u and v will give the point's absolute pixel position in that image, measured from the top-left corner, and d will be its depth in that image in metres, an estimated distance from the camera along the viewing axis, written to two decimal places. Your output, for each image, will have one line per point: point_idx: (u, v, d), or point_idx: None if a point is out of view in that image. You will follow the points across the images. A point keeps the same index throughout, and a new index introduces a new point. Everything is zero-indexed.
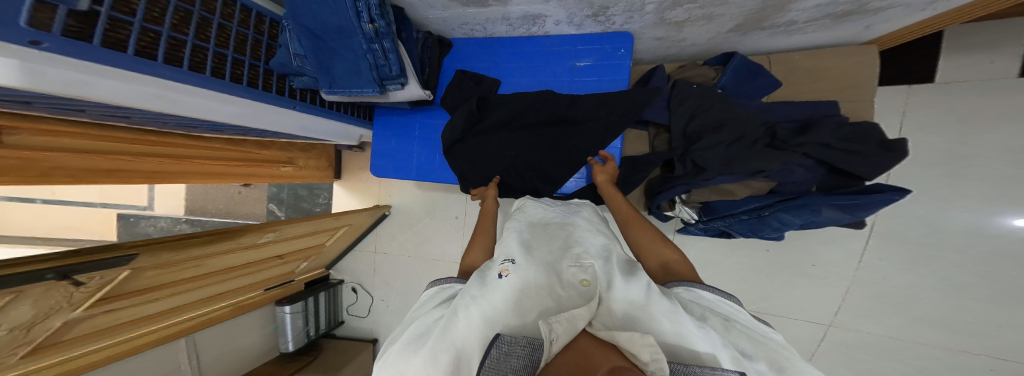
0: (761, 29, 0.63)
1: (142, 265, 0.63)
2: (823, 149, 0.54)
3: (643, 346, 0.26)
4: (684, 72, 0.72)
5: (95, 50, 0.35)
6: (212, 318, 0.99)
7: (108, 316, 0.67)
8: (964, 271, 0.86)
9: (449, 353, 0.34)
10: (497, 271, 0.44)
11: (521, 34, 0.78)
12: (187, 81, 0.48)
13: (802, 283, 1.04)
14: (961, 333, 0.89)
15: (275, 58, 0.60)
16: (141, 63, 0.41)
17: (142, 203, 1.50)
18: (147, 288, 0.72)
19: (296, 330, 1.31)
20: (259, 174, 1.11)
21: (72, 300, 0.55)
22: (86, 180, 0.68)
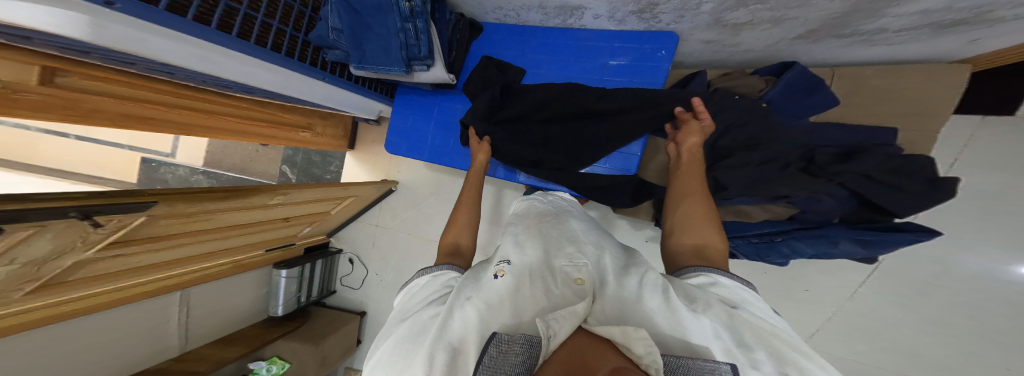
0: (839, 36, 0.58)
1: (158, 213, 0.64)
2: (861, 180, 0.50)
3: (637, 339, 0.24)
4: (728, 81, 0.69)
5: (156, 13, 0.37)
6: (209, 275, 1.02)
7: (112, 261, 0.66)
8: (980, 325, 0.82)
9: (447, 353, 0.34)
10: (493, 273, 0.44)
11: (556, 24, 0.76)
12: (235, 47, 0.49)
13: (797, 310, 1.01)
14: None
15: (314, 31, 0.61)
16: (193, 26, 0.42)
17: (166, 150, 1.54)
18: (156, 237, 0.71)
19: (288, 295, 1.36)
20: (278, 137, 1.12)
21: (87, 239, 0.55)
22: (122, 125, 0.68)
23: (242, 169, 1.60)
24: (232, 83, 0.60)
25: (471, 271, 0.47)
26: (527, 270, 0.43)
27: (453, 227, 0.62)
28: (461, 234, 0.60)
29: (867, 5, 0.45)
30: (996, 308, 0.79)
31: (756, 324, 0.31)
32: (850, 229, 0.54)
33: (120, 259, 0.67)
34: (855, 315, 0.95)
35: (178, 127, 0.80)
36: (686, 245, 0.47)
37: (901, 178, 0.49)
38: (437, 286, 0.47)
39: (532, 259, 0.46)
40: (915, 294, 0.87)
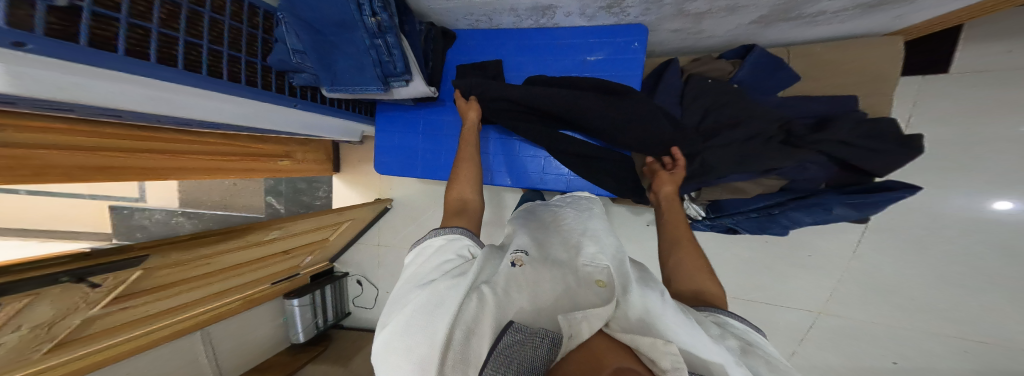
0: (787, 19, 0.60)
1: (152, 265, 0.66)
2: (839, 146, 0.52)
3: (665, 353, 0.27)
4: (699, 65, 0.70)
5: (90, 54, 0.32)
6: (223, 312, 1.04)
7: (122, 313, 0.69)
8: (968, 267, 0.85)
9: (463, 332, 0.33)
10: (510, 260, 0.46)
11: (530, 25, 0.75)
12: (184, 82, 0.45)
13: (797, 273, 1.04)
14: (964, 325, 0.89)
15: (274, 55, 0.57)
16: (147, 65, 0.39)
17: (134, 195, 1.44)
18: (159, 286, 0.74)
19: (306, 322, 1.37)
20: (257, 169, 1.09)
21: (88, 299, 0.57)
22: (79, 178, 0.65)
23: (225, 206, 1.53)
24: (190, 121, 0.57)
25: (489, 253, 0.48)
26: (544, 265, 0.45)
27: (459, 179, 0.62)
28: (466, 189, 0.60)
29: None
30: (988, 253, 0.83)
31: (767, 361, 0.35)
32: (840, 194, 0.53)
33: (127, 311, 0.70)
34: (857, 275, 0.97)
35: (143, 172, 0.77)
36: (685, 291, 0.49)
37: (875, 140, 0.50)
38: (453, 252, 0.46)
39: (553, 260, 0.48)
40: (906, 248, 0.90)
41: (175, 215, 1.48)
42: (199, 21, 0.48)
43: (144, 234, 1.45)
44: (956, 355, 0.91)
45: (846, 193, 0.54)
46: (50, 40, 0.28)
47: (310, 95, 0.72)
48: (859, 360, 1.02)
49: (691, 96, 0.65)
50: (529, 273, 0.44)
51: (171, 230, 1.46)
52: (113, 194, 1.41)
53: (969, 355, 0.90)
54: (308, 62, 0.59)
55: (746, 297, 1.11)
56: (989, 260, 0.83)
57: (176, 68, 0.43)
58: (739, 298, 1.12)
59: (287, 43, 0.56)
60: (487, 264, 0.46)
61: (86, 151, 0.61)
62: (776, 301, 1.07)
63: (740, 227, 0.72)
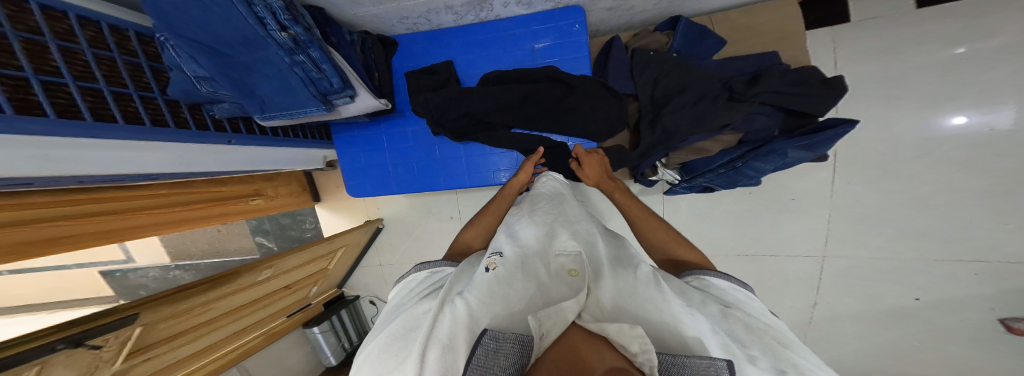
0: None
1: (149, 321, 0.67)
2: (773, 96, 0.52)
3: (632, 337, 0.25)
4: (638, 40, 0.67)
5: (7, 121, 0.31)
6: (250, 348, 1.12)
7: (151, 362, 0.76)
8: (953, 191, 0.83)
9: (437, 350, 0.30)
10: (485, 265, 0.43)
11: (472, 20, 0.73)
12: (69, 133, 0.37)
13: (792, 219, 1.03)
14: (966, 248, 0.86)
15: (174, 85, 0.50)
16: (68, 123, 0.37)
17: (120, 256, 1.28)
18: (170, 336, 0.78)
19: (332, 347, 1.39)
20: (226, 212, 1.07)
21: (104, 357, 0.61)
22: (32, 253, 0.62)
23: (218, 252, 1.44)
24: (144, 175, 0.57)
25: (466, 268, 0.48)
26: (519, 261, 0.43)
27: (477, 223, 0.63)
28: (479, 233, 0.62)
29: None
30: (950, 170, 0.82)
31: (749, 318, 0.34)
32: (791, 137, 0.51)
33: (154, 360, 0.76)
34: (850, 215, 0.97)
35: (102, 235, 0.75)
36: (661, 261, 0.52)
37: (807, 85, 0.50)
38: (433, 282, 0.46)
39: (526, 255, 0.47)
40: (872, 183, 0.91)
41: (170, 269, 1.37)
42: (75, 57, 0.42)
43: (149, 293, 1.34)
44: (962, 278, 0.87)
45: (800, 133, 0.53)
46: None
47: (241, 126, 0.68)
48: (872, 299, 1.00)
49: (639, 68, 0.63)
50: (503, 275, 0.40)
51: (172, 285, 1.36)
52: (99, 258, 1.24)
53: (979, 278, 0.85)
54: (220, 89, 0.50)
55: (750, 251, 1.11)
56: (967, 179, 0.81)
57: (84, 121, 0.40)
58: (743, 253, 1.12)
59: (187, 72, 0.47)
60: (459, 276, 0.45)
61: (27, 226, 0.58)
62: (778, 252, 1.08)
63: (714, 184, 0.67)
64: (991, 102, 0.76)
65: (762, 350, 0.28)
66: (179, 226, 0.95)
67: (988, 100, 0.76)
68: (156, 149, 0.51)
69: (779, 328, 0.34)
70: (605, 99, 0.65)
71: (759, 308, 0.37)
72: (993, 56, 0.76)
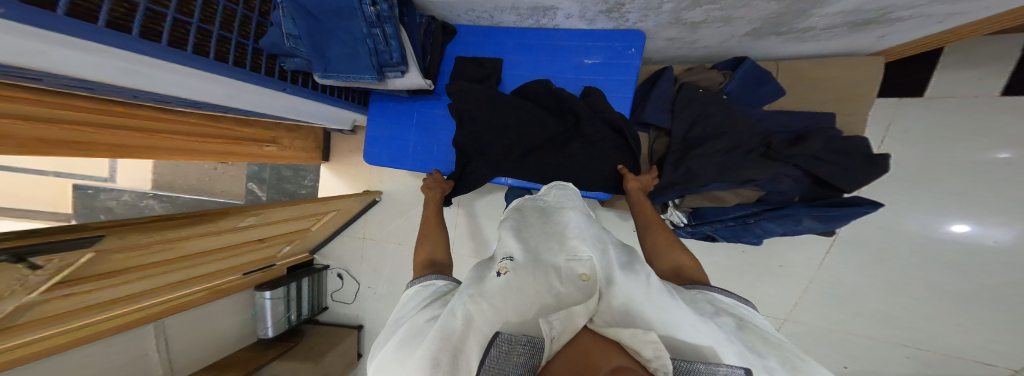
0: (777, 34, 0.61)
1: (109, 248, 0.57)
2: (812, 161, 0.54)
3: (646, 343, 0.27)
4: (692, 75, 0.72)
5: (92, 33, 0.30)
6: (186, 303, 0.99)
7: (69, 299, 0.60)
8: (920, 280, 0.92)
9: (448, 353, 0.34)
10: (497, 270, 0.46)
11: (530, 25, 0.77)
12: (172, 60, 0.40)
13: (768, 281, 1.10)
14: (907, 329, 0.97)
15: (267, 37, 0.54)
16: (163, 50, 0.38)
17: (103, 175, 1.39)
18: (111, 273, 0.65)
19: (276, 316, 1.31)
20: (237, 152, 1.06)
21: (26, 285, 0.48)
22: (43, 152, 0.61)
23: (202, 189, 1.49)
24: (170, 98, 0.54)
25: (477, 272, 0.49)
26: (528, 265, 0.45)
27: (422, 246, 0.64)
28: (437, 251, 0.62)
29: (801, 4, 0.48)
30: (926, 263, 0.91)
31: (761, 335, 0.37)
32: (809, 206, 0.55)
33: (72, 298, 0.61)
34: (823, 284, 1.04)
35: (114, 150, 0.74)
36: (665, 270, 0.55)
37: (843, 157, 0.53)
38: (432, 293, 0.48)
39: (536, 259, 0.47)
40: (861, 264, 0.99)
41: (145, 197, 1.43)
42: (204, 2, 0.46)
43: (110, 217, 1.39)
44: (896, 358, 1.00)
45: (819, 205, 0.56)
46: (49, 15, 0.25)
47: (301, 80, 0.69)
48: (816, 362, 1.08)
49: (680, 106, 0.68)
50: (515, 280, 0.43)
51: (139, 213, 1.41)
52: (83, 174, 1.37)
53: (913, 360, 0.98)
54: (302, 48, 0.57)
55: None
56: (935, 273, 0.90)
57: (172, 48, 0.40)
58: None
59: (281, 29, 0.54)
60: (467, 278, 0.48)
61: (59, 124, 0.59)
62: None
63: (717, 234, 0.71)
64: (973, 209, 0.85)
65: (758, 355, 0.33)
66: (189, 156, 0.94)
67: (970, 207, 0.85)
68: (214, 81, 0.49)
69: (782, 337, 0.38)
70: (611, 119, 0.70)
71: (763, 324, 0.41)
72: (988, 169, 0.83)
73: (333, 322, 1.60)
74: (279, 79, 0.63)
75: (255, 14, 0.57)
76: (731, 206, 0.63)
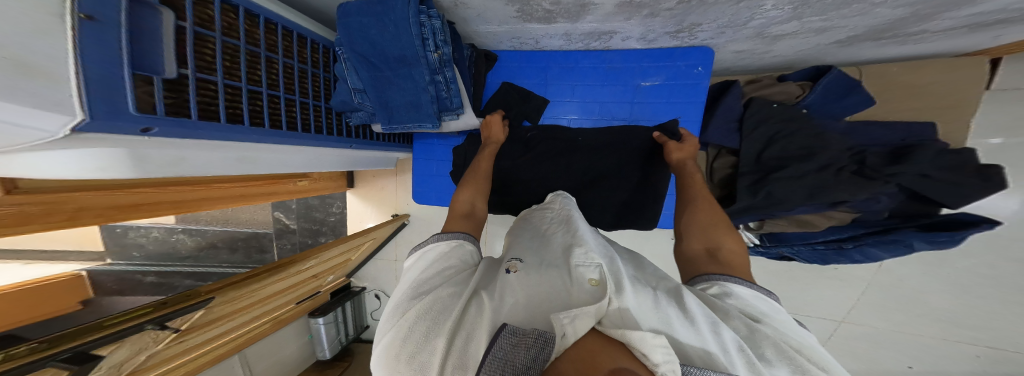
0: (876, 39, 0.57)
1: (214, 304, 0.68)
2: (918, 180, 0.51)
3: (655, 346, 0.26)
4: (761, 89, 0.68)
5: (196, 125, 0.33)
6: (255, 334, 0.99)
7: (180, 345, 0.67)
8: (1001, 281, 0.87)
9: (462, 338, 0.35)
10: (506, 267, 0.45)
11: (578, 48, 0.73)
12: (270, 141, 0.45)
13: (824, 284, 1.06)
14: (982, 329, 0.93)
15: (337, 96, 0.57)
16: (273, 133, 0.44)
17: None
18: (213, 320, 0.74)
19: (330, 339, 1.36)
20: (278, 192, 1.06)
21: (157, 337, 0.59)
22: (117, 217, 0.65)
23: (227, 221, 1.50)
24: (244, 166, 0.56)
25: (486, 266, 0.49)
26: (538, 265, 0.44)
27: (467, 186, 0.60)
28: (476, 197, 0.59)
29: (927, 11, 0.44)
30: (1005, 264, 0.86)
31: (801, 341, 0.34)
32: (922, 231, 0.53)
33: (182, 343, 0.68)
34: (882, 285, 1.00)
35: (175, 206, 0.76)
36: (697, 250, 0.50)
37: (953, 173, 0.50)
38: (454, 260, 0.47)
39: (546, 260, 0.45)
40: (929, 266, 0.94)
41: (175, 232, 1.45)
42: (275, 68, 0.47)
43: (143, 253, 1.40)
44: (967, 357, 0.96)
45: (925, 225, 0.54)
46: (170, 118, 0.30)
47: (361, 131, 0.69)
48: (875, 362, 1.07)
49: (750, 125, 0.64)
50: (524, 279, 0.41)
51: (171, 247, 1.44)
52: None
53: (982, 359, 0.95)
54: (367, 101, 0.58)
55: None
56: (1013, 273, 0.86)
57: (266, 128, 0.43)
58: None
59: (349, 84, 0.56)
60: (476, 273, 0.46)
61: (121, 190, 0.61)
62: (801, 311, 1.10)
63: (799, 257, 0.71)
64: None
65: (774, 361, 0.31)
66: (239, 201, 0.95)
67: None
68: (300, 151, 0.54)
69: (795, 336, 0.35)
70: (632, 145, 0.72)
71: (787, 320, 0.38)
72: None
73: None
74: (345, 135, 0.64)
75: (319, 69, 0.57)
76: (818, 230, 0.63)
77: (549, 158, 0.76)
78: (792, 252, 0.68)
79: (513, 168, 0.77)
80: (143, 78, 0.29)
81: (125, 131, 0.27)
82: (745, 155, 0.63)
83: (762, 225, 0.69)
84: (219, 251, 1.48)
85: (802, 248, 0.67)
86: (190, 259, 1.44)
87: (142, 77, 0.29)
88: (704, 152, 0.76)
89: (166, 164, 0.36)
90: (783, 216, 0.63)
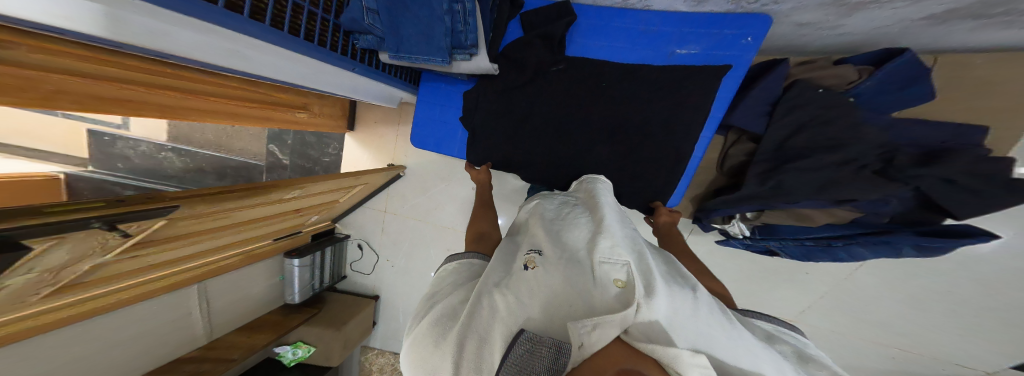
0: (976, 17, 0.53)
1: (180, 215, 0.64)
2: (938, 184, 0.51)
3: (691, 365, 0.27)
4: (811, 71, 0.66)
5: (189, 1, 0.30)
6: (223, 266, 1.04)
7: (129, 261, 0.65)
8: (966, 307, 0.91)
9: (475, 342, 0.38)
10: (524, 263, 0.49)
11: (615, 3, 0.69)
12: (267, 39, 0.42)
13: (789, 287, 1.12)
14: (913, 340, 1.04)
15: (346, 12, 0.51)
16: (265, 30, 0.41)
17: (114, 120, 1.34)
18: (175, 237, 0.71)
19: (302, 283, 1.39)
20: (273, 119, 1.04)
21: (106, 246, 0.54)
22: (97, 109, 0.63)
23: (218, 146, 1.47)
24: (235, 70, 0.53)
25: (504, 259, 0.53)
26: (557, 259, 0.46)
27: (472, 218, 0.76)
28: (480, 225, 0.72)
29: None
30: (974, 292, 0.88)
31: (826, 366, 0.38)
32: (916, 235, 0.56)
33: (132, 260, 0.66)
34: (844, 295, 1.06)
35: (161, 110, 0.74)
36: None
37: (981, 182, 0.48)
38: (465, 272, 0.55)
39: (567, 255, 0.47)
40: (894, 283, 0.98)
41: (163, 149, 1.41)
42: None
43: (126, 166, 1.37)
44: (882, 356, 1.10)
45: (919, 230, 0.57)
46: None
47: (368, 58, 0.65)
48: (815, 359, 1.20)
49: (783, 110, 0.64)
50: (542, 274, 0.45)
51: (157, 164, 1.41)
52: (94, 118, 1.32)
53: (891, 360, 1.10)
54: (379, 24, 0.54)
55: (736, 303, 1.21)
56: (982, 300, 0.88)
57: (264, 24, 0.41)
58: (731, 304, 1.23)
59: (360, 1, 0.51)
60: (495, 267, 0.51)
61: (111, 82, 0.60)
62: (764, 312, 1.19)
63: (784, 252, 0.77)
64: None
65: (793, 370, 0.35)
66: (229, 120, 0.92)
67: None
68: (294, 60, 0.51)
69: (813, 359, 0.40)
70: (659, 108, 0.67)
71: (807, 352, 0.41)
72: None
73: (351, 291, 1.68)
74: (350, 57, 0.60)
75: None
76: (812, 227, 0.67)
77: (560, 116, 0.72)
78: (778, 246, 0.75)
79: (520, 115, 0.74)
80: None
81: None
82: (768, 139, 0.65)
83: (758, 217, 0.72)
84: (207, 176, 1.47)
85: (790, 243, 0.73)
86: (177, 179, 1.44)
87: None
88: (724, 137, 0.78)
89: (138, 28, 0.32)
90: (783, 208, 0.64)
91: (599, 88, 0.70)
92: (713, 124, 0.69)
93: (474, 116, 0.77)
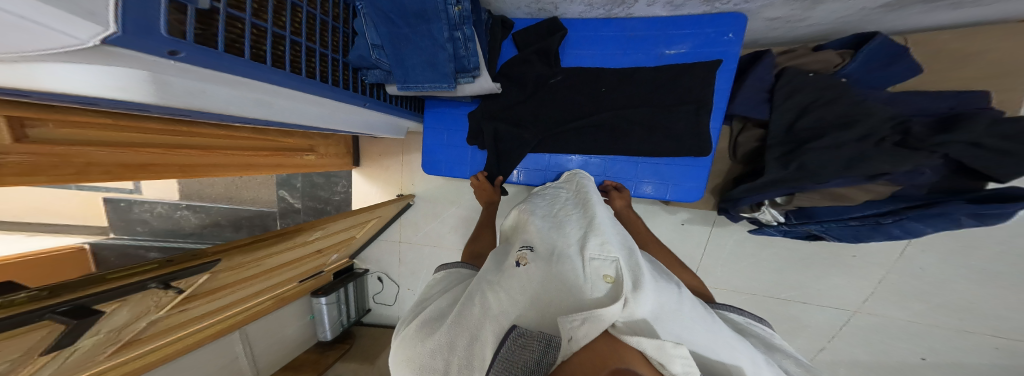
0: (928, 2, 0.54)
1: (219, 269, 0.67)
2: (967, 149, 0.47)
3: (675, 357, 0.27)
4: (797, 58, 0.66)
5: (222, 59, 0.33)
6: (256, 312, 1.00)
7: (180, 314, 0.68)
8: None
9: (465, 338, 0.38)
10: (515, 259, 0.47)
11: (598, 15, 0.69)
12: (286, 85, 0.44)
13: (838, 272, 1.07)
14: (984, 317, 0.95)
15: (354, 50, 0.56)
16: (285, 75, 0.42)
17: (128, 186, 1.39)
18: (217, 289, 0.73)
19: (332, 320, 1.37)
20: (286, 165, 1.05)
21: (159, 302, 0.58)
22: (124, 177, 0.65)
23: (231, 198, 1.50)
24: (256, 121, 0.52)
25: (498, 258, 0.51)
26: (547, 255, 0.45)
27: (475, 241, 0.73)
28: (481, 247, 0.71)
29: None
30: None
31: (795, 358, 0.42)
32: (971, 203, 0.50)
33: (183, 313, 0.68)
34: (901, 275, 1.00)
35: (184, 169, 0.76)
36: None
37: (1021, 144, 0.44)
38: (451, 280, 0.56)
39: (557, 250, 0.45)
40: (954, 253, 0.92)
41: (179, 208, 1.44)
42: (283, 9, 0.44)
43: (146, 229, 1.40)
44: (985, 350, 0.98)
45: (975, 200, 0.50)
46: (196, 45, 0.30)
47: (375, 92, 0.68)
48: (882, 352, 1.11)
49: (782, 95, 0.63)
50: (534, 271, 0.43)
51: (174, 224, 1.43)
52: (109, 186, 1.37)
53: (999, 350, 0.97)
54: (385, 58, 0.57)
55: (785, 295, 1.15)
56: None
57: (284, 71, 0.43)
58: (775, 295, 1.17)
59: (367, 40, 0.55)
60: (487, 266, 0.50)
61: (131, 148, 0.61)
62: (814, 301, 1.13)
63: (829, 234, 0.73)
64: None
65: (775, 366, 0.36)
66: (247, 170, 0.94)
67: None
68: (317, 103, 0.53)
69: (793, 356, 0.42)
70: (665, 105, 0.67)
71: (773, 342, 0.45)
72: None
73: (379, 323, 1.62)
74: (360, 93, 0.63)
75: (334, 22, 0.55)
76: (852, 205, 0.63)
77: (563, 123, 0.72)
78: (821, 229, 0.71)
79: (523, 124, 0.74)
80: (174, 5, 0.28)
81: (153, 53, 0.26)
82: (776, 125, 0.63)
83: (790, 201, 0.68)
84: (223, 229, 1.47)
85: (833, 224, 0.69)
86: (195, 235, 1.44)
87: (173, 5, 0.28)
88: (730, 127, 0.78)
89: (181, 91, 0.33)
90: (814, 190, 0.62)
91: (602, 91, 0.70)
92: (720, 115, 0.68)
93: (474, 114, 0.76)
